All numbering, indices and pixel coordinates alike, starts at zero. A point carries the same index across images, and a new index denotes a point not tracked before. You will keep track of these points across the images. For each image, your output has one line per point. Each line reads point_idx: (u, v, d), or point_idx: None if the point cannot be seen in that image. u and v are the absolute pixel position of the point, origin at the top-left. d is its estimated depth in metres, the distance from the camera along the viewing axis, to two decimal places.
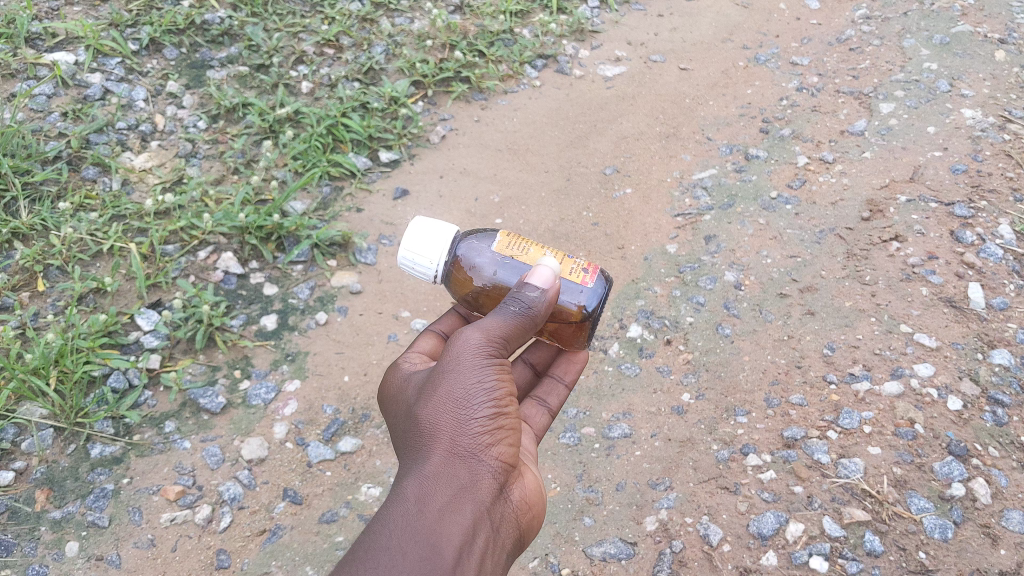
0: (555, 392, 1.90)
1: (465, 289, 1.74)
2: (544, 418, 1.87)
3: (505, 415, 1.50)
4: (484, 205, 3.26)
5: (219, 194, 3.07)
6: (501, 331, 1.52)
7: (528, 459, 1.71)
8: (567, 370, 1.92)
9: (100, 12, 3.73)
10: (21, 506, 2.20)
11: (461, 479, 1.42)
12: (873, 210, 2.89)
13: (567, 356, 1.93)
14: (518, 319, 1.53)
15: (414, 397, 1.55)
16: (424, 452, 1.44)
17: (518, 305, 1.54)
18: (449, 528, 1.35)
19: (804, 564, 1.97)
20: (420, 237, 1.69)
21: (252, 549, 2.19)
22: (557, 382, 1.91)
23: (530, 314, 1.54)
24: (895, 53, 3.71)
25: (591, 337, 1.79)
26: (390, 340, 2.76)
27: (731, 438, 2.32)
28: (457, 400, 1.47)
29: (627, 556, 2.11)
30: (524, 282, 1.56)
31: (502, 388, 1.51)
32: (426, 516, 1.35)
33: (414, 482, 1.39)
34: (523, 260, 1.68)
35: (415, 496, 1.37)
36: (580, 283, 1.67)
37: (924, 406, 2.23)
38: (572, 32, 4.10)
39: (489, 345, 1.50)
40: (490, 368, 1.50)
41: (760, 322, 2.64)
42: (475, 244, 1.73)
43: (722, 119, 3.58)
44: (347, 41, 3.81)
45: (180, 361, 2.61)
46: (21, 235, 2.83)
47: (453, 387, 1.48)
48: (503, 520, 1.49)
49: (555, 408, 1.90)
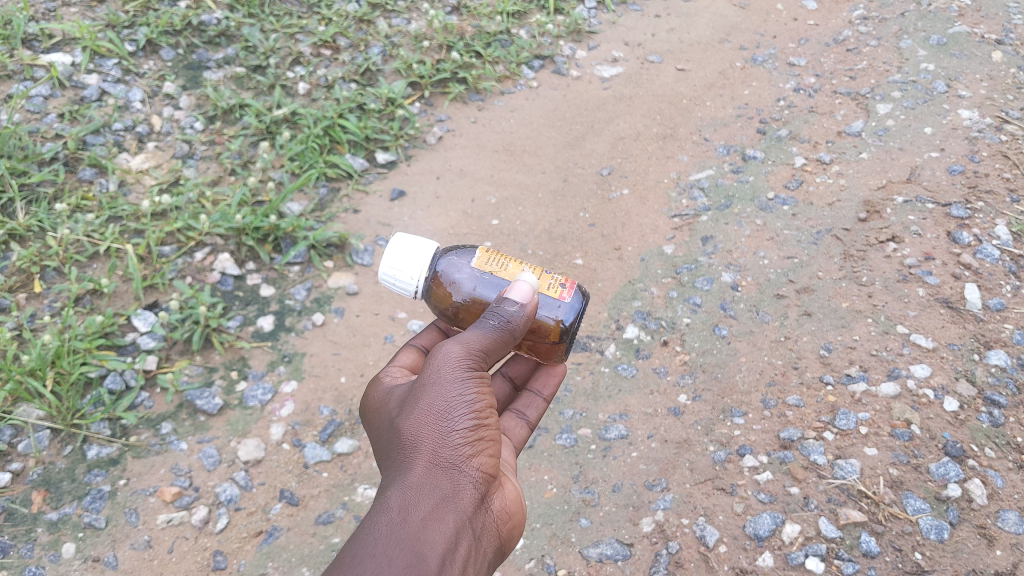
0: (534, 405, 1.90)
1: (445, 304, 1.74)
2: (523, 430, 1.87)
3: (485, 426, 1.51)
4: (481, 206, 3.27)
5: (216, 195, 3.08)
6: (481, 344, 1.53)
7: (509, 470, 1.71)
8: (545, 384, 1.93)
9: (96, 13, 3.72)
10: (18, 508, 2.20)
11: (443, 489, 1.42)
12: (869, 211, 2.89)
13: (545, 369, 1.94)
14: (497, 332, 1.54)
15: (396, 409, 1.55)
16: (406, 464, 1.44)
17: (497, 319, 1.56)
18: (433, 536, 1.35)
19: (800, 565, 1.97)
20: (399, 253, 1.70)
21: (248, 550, 2.19)
22: (535, 395, 1.91)
23: (508, 327, 1.56)
24: (892, 54, 3.71)
25: (569, 353, 1.80)
26: (387, 341, 2.76)
27: (727, 438, 2.31)
28: (438, 411, 1.48)
29: (623, 557, 2.11)
30: (503, 297, 1.59)
31: (482, 400, 1.52)
32: (410, 524, 1.34)
33: (397, 491, 1.39)
34: (502, 276, 1.69)
35: (398, 506, 1.36)
36: (557, 298, 1.70)
37: (920, 407, 2.24)
38: (570, 33, 4.10)
39: (469, 357, 1.52)
40: (471, 380, 1.51)
41: (757, 322, 2.64)
42: (455, 259, 1.74)
43: (719, 120, 3.59)
44: (345, 42, 3.81)
45: (177, 362, 2.61)
46: (18, 236, 2.83)
47: (434, 400, 1.49)
48: (485, 529, 1.49)
49: (534, 421, 1.90)
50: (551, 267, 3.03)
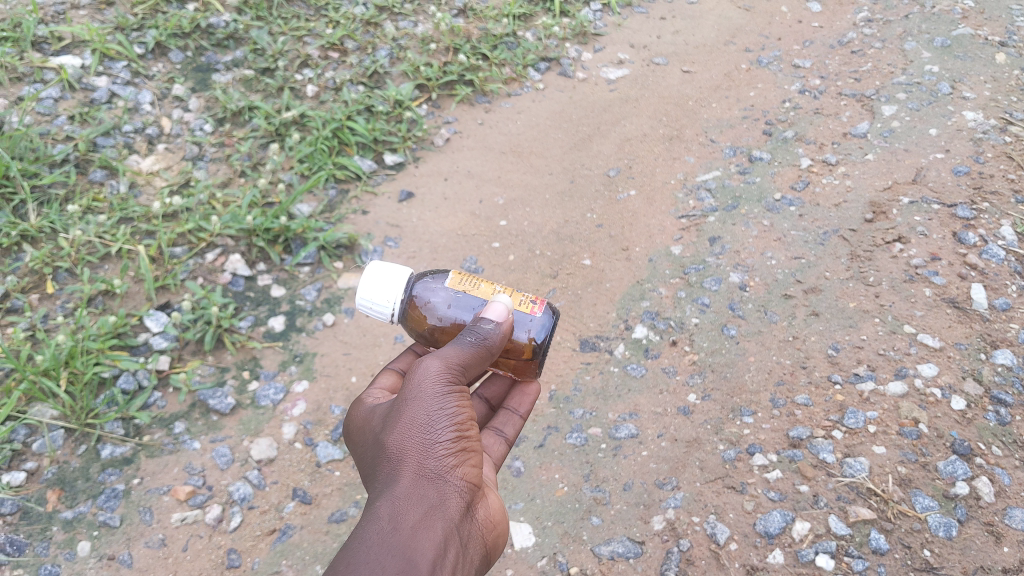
0: (511, 422, 1.92)
1: (422, 326, 1.75)
2: (502, 447, 1.88)
3: (468, 438, 1.53)
4: (489, 207, 3.29)
5: (226, 197, 3.10)
6: (460, 358, 1.55)
7: (491, 485, 1.71)
8: (521, 402, 1.94)
9: (105, 15, 3.74)
10: (33, 506, 2.22)
11: (430, 499, 1.43)
12: (876, 212, 2.91)
13: (521, 388, 1.95)
14: (475, 348, 1.57)
15: (380, 424, 1.57)
16: (393, 476, 1.45)
17: (474, 335, 1.59)
18: (423, 542, 1.35)
19: (810, 563, 1.99)
20: (377, 279, 1.71)
21: (262, 549, 2.20)
22: (512, 413, 1.93)
23: (486, 343, 1.58)
24: (896, 56, 3.74)
25: (541, 369, 1.82)
26: (397, 341, 2.78)
27: (737, 437, 2.33)
28: (422, 424, 1.49)
29: (635, 555, 2.12)
30: (480, 317, 1.63)
31: (464, 414, 1.54)
32: (400, 532, 1.34)
33: (386, 501, 1.39)
34: (475, 296, 1.71)
35: (388, 515, 1.37)
36: (529, 315, 1.71)
37: (927, 406, 2.26)
38: (576, 35, 4.14)
39: (449, 371, 1.53)
40: (452, 394, 1.53)
41: (765, 322, 2.65)
42: (430, 282, 1.75)
43: (726, 121, 3.61)
44: (353, 44, 3.84)
45: (189, 362, 2.62)
46: (30, 237, 2.85)
47: (418, 413, 1.50)
48: (470, 538, 1.48)
49: (512, 438, 1.92)
50: (560, 268, 3.05)
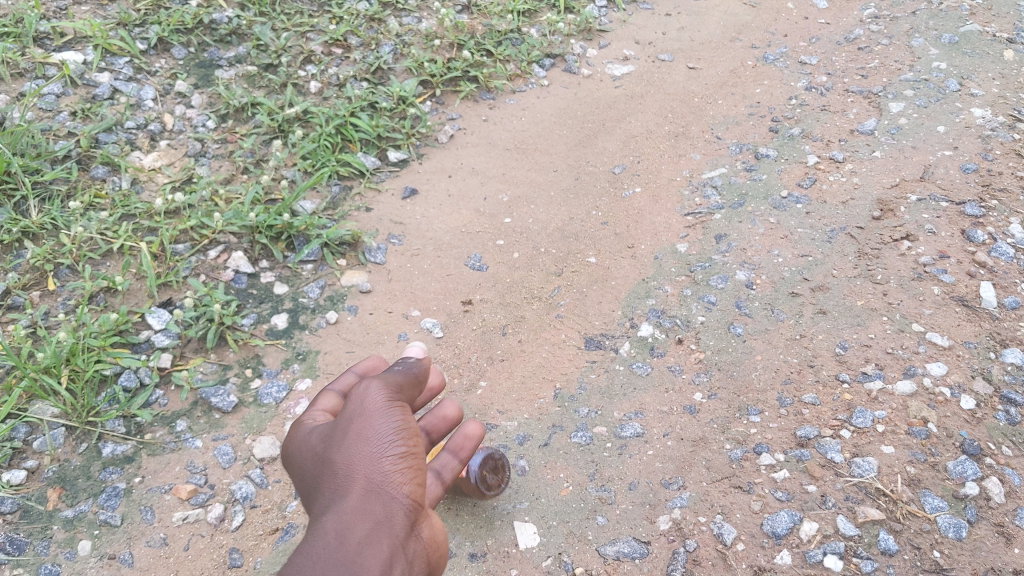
0: (450, 466, 1.80)
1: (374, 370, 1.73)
2: (437, 489, 1.75)
3: (413, 457, 1.49)
4: (493, 205, 3.28)
5: (229, 193, 3.08)
6: (395, 383, 1.59)
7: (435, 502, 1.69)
8: (461, 446, 1.83)
9: (107, 11, 3.73)
10: (34, 505, 2.20)
11: (376, 514, 1.37)
12: (884, 209, 2.88)
13: (465, 432, 1.85)
14: (408, 374, 1.63)
15: (321, 445, 1.52)
16: (337, 494, 1.39)
17: (403, 365, 1.65)
18: (369, 558, 1.29)
19: (818, 563, 1.97)
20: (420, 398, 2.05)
21: (264, 548, 2.18)
22: (451, 457, 1.81)
23: (414, 370, 1.65)
24: (903, 53, 3.71)
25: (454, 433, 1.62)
26: (401, 339, 2.76)
27: (744, 437, 2.30)
28: (368, 440, 1.45)
29: (641, 555, 2.09)
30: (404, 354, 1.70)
31: (408, 434, 1.51)
32: (345, 549, 1.28)
33: (332, 519, 1.33)
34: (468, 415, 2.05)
35: (333, 532, 1.31)
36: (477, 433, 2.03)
37: (937, 405, 2.23)
38: (581, 31, 4.12)
39: (387, 393, 1.54)
40: (394, 415, 1.51)
41: (773, 321, 2.62)
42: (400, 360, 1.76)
43: (731, 118, 3.58)
44: (356, 40, 3.82)
45: (191, 360, 2.61)
46: (31, 234, 2.83)
47: (363, 431, 1.47)
48: (418, 557, 1.42)
49: (449, 482, 1.79)
50: (565, 266, 3.02)
